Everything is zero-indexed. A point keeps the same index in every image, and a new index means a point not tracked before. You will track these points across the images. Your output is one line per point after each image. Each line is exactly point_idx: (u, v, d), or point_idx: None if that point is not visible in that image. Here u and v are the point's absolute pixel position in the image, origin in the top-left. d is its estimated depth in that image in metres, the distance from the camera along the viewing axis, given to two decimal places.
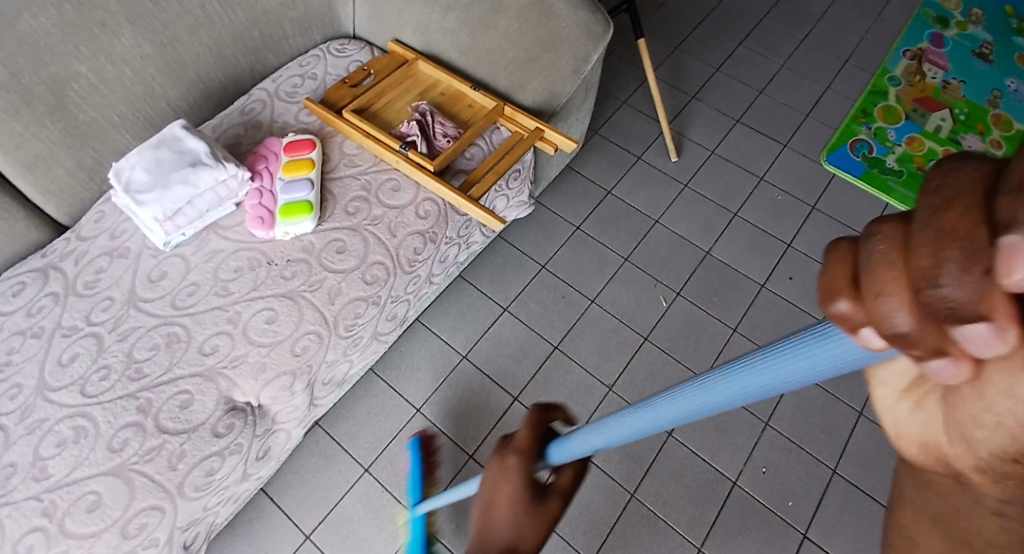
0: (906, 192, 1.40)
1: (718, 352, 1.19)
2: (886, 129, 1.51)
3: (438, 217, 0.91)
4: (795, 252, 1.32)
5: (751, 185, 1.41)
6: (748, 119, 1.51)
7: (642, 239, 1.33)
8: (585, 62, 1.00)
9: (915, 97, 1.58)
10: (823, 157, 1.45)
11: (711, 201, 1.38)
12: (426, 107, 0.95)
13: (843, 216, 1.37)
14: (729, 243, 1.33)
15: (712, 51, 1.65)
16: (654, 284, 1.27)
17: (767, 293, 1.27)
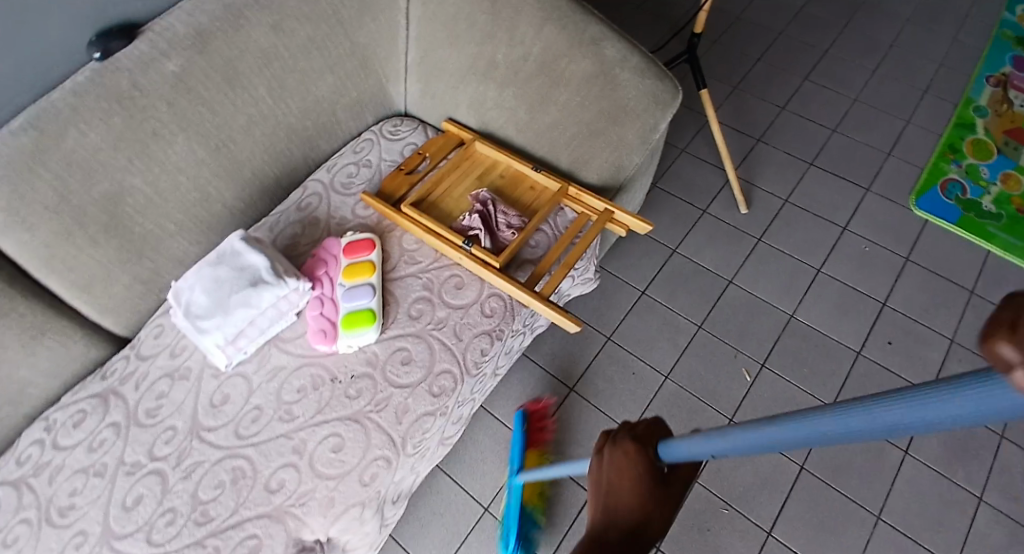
0: (1007, 238, 1.32)
1: None
2: (980, 166, 1.42)
3: (504, 313, 0.86)
4: (890, 311, 1.24)
5: (830, 238, 1.34)
6: (820, 168, 1.44)
7: (715, 304, 1.27)
8: (654, 131, 0.92)
9: (1004, 128, 1.48)
10: (912, 202, 1.38)
11: (788, 257, 1.32)
12: (487, 196, 0.91)
13: (938, 268, 1.29)
14: (814, 304, 1.26)
15: (773, 89, 1.57)
16: (735, 354, 1.21)
17: (864, 361, 1.19)
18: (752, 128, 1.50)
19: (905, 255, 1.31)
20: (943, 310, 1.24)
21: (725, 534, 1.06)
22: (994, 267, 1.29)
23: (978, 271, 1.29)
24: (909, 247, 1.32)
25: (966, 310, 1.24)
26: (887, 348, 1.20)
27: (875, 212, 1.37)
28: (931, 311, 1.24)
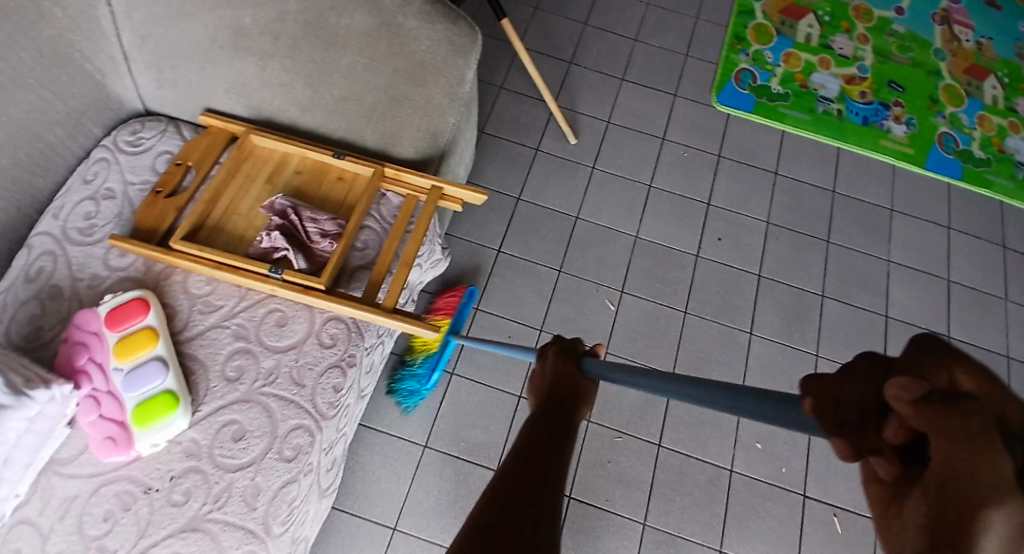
0: (795, 115, 1.42)
1: (677, 343, 1.15)
2: (764, 50, 1.49)
3: (348, 335, 0.71)
4: (717, 210, 1.29)
5: (654, 150, 1.34)
6: (633, 80, 1.42)
7: (569, 243, 1.22)
8: (462, 82, 0.78)
9: (779, 8, 1.56)
10: (714, 99, 1.42)
11: (621, 178, 1.30)
12: (286, 204, 0.74)
13: (747, 157, 1.36)
14: (655, 219, 1.27)
15: (573, 5, 1.50)
16: (596, 287, 1.19)
17: (705, 261, 1.24)
18: (561, 51, 1.44)
19: (721, 150, 1.36)
20: (762, 196, 1.32)
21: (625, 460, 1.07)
22: (792, 143, 1.39)
23: (778, 150, 1.38)
24: (723, 141, 1.37)
25: (777, 189, 1.33)
26: (723, 243, 1.26)
27: (689, 114, 1.40)
28: (750, 199, 1.31)
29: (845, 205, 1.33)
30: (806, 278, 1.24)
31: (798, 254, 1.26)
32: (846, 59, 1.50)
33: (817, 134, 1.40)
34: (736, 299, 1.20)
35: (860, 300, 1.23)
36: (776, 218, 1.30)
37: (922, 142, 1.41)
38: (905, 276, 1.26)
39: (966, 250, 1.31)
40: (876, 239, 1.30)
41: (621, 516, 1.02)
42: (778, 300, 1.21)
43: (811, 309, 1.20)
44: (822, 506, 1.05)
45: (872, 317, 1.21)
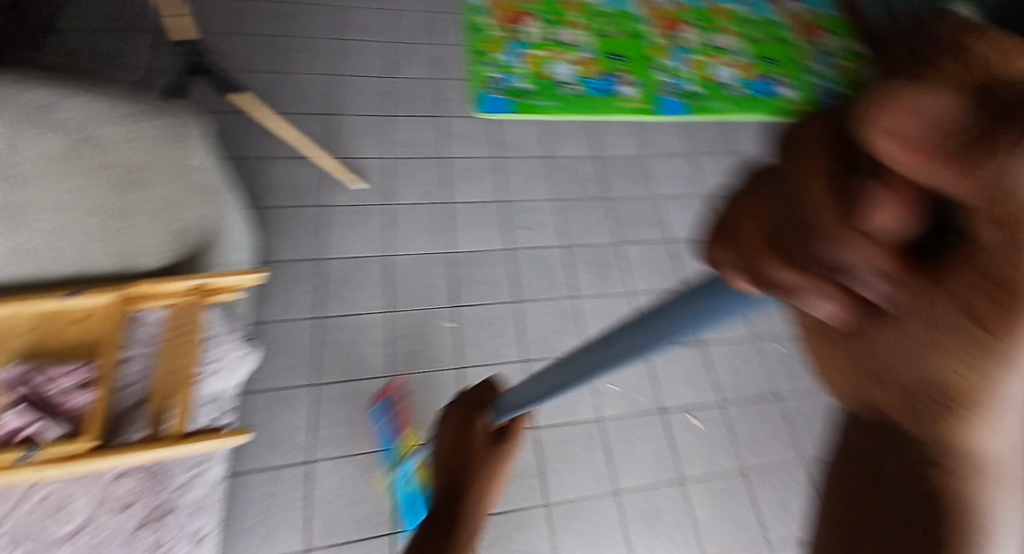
0: (546, 105, 1.55)
1: (519, 331, 1.26)
2: (500, 53, 1.61)
3: (147, 481, 0.75)
4: (509, 205, 1.41)
5: (436, 172, 1.41)
6: (392, 112, 1.48)
7: (386, 283, 1.25)
8: (189, 163, 0.86)
9: (505, 16, 1.69)
10: (473, 110, 1.50)
11: (415, 206, 1.36)
12: (23, 370, 0.76)
13: (516, 151, 1.49)
14: (459, 230, 1.34)
15: (309, 60, 1.51)
16: (427, 314, 1.22)
17: (515, 251, 1.35)
18: (314, 105, 1.44)
19: (492, 152, 1.47)
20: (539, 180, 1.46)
21: None
22: (551, 127, 1.54)
23: (536, 137, 1.52)
24: (490, 142, 1.49)
25: (550, 172, 1.47)
26: (524, 234, 1.38)
27: (453, 126, 1.48)
28: (532, 184, 1.45)
29: (608, 166, 1.52)
30: (596, 238, 1.40)
31: (582, 221, 1.43)
32: (573, 44, 1.67)
33: (570, 117, 1.55)
34: (551, 276, 1.33)
35: (644, 237, 1.43)
36: (558, 196, 1.45)
37: (648, 95, 1.63)
38: (670, 208, 1.50)
39: (705, 172, 1.58)
40: (642, 184, 1.51)
41: (524, 507, 1.14)
42: (583, 261, 1.36)
43: (608, 259, 1.38)
44: (679, 413, 1.29)
45: (658, 244, 1.43)
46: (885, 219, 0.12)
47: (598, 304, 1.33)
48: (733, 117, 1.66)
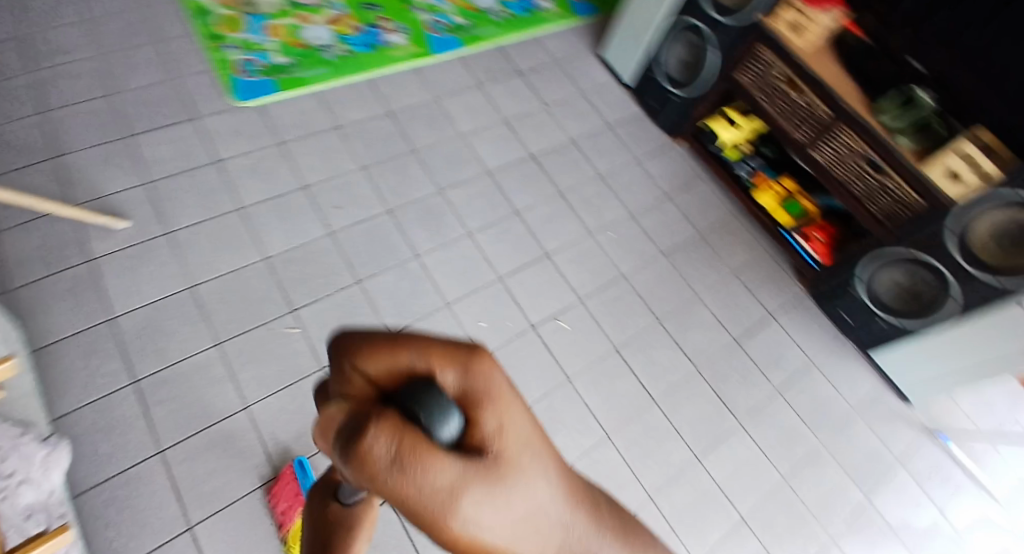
0: (315, 73, 1.85)
1: (352, 312, 1.46)
2: (257, 48, 1.84)
3: None
4: (301, 213, 1.58)
5: (215, 210, 1.51)
6: (143, 158, 1.54)
7: (207, 321, 1.35)
8: None
9: (229, 22, 1.86)
10: (233, 100, 1.71)
11: (209, 242, 1.46)
12: None
13: (284, 168, 1.64)
14: (261, 244, 1.49)
15: (35, 144, 1.49)
16: (266, 327, 1.37)
17: (325, 235, 1.56)
18: (65, 185, 1.45)
19: (253, 168, 1.61)
20: (303, 179, 1.64)
21: None
22: (296, 134, 1.72)
23: (285, 153, 1.67)
24: (247, 160, 1.62)
25: (316, 182, 1.65)
26: (317, 230, 1.56)
27: (205, 154, 1.60)
28: (313, 178, 1.65)
29: (355, 152, 1.75)
30: (376, 219, 1.63)
31: (360, 214, 1.63)
32: (314, 7, 2.02)
33: (327, 87, 1.84)
34: (358, 258, 1.55)
35: (413, 204, 1.71)
36: (328, 190, 1.64)
37: (407, 42, 2.05)
38: (433, 177, 1.78)
39: (445, 135, 1.89)
40: (398, 160, 1.78)
41: None
42: (374, 239, 1.60)
43: (391, 233, 1.62)
44: (547, 323, 1.63)
45: (430, 202, 1.73)
46: (425, 468, 0.22)
47: (398, 268, 1.58)
48: (481, 47, 2.15)
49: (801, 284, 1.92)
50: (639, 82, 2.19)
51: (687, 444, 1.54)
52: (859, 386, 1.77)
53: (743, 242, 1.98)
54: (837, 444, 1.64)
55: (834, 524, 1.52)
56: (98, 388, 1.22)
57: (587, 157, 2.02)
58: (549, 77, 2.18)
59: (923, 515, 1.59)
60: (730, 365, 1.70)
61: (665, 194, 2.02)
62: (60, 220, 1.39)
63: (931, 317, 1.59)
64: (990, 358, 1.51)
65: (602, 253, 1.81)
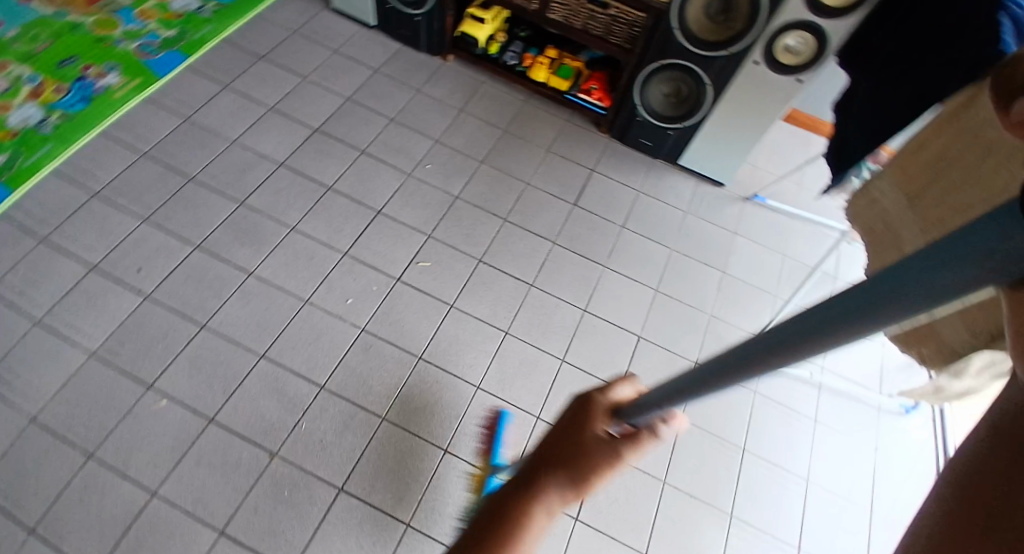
0: (41, 153, 1.68)
1: (216, 354, 1.42)
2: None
3: None
4: (109, 290, 1.47)
5: (12, 334, 1.37)
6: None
7: (69, 438, 1.27)
8: None
9: None
10: None
11: (25, 367, 1.33)
12: None
13: (65, 258, 1.50)
14: (84, 340, 1.39)
15: None
16: (134, 410, 1.32)
17: (150, 299, 1.47)
18: None
19: (28, 278, 1.46)
20: (90, 261, 1.51)
21: (308, 449, 1.35)
22: (57, 219, 1.57)
23: (56, 244, 1.52)
24: (18, 271, 1.47)
25: (108, 254, 1.53)
26: (134, 299, 1.46)
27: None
28: (104, 253, 1.52)
29: (133, 208, 1.62)
30: (192, 259, 1.56)
31: (174, 262, 1.54)
32: (4, 90, 1.80)
33: (64, 160, 1.69)
34: (195, 304, 1.48)
35: (222, 226, 1.63)
36: (125, 258, 1.53)
37: (125, 77, 1.90)
38: (231, 195, 1.70)
39: (219, 150, 1.81)
40: (185, 194, 1.68)
41: (370, 440, 1.38)
42: (202, 277, 1.53)
43: (216, 264, 1.56)
44: (409, 271, 1.67)
45: (239, 216, 1.66)
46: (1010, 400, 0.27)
47: (238, 295, 1.52)
48: (207, 49, 2.04)
49: (604, 132, 2.09)
50: (381, 19, 2.18)
51: (573, 303, 1.69)
52: (684, 191, 2.00)
53: (543, 120, 2.10)
54: (687, 242, 1.88)
55: (709, 303, 1.75)
56: None
57: (370, 108, 2.01)
58: (296, 51, 2.11)
59: (771, 262, 1.88)
60: (579, 225, 1.85)
61: (457, 109, 2.08)
62: None
63: (701, 106, 1.82)
64: (754, 116, 1.77)
65: (428, 187, 1.86)
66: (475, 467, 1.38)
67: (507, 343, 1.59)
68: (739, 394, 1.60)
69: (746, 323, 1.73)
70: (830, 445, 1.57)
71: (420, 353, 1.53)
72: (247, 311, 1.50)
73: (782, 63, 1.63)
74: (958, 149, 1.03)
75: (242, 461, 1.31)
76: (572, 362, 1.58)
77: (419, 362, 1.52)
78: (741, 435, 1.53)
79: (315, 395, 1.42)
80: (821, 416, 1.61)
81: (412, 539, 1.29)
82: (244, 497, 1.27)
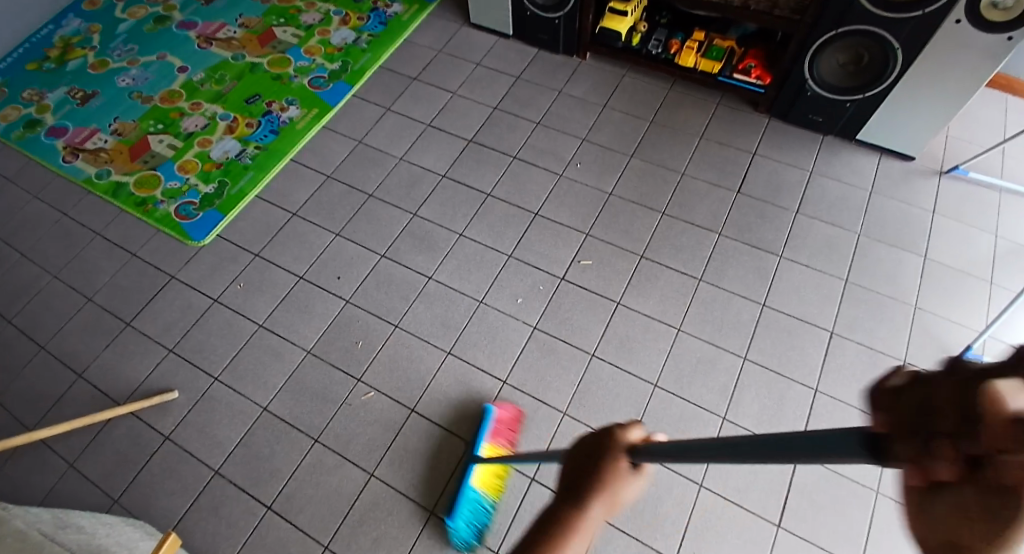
0: (245, 181, 1.92)
1: (409, 353, 1.56)
2: (182, 189, 1.92)
3: None
4: (315, 298, 1.66)
5: (243, 337, 1.61)
6: (151, 333, 1.64)
7: (297, 428, 1.47)
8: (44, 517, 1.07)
9: (144, 182, 1.94)
10: (192, 242, 1.80)
11: (255, 365, 1.56)
12: None
13: (275, 270, 1.72)
14: (299, 342, 1.59)
15: (61, 373, 1.60)
16: (347, 402, 1.49)
17: (349, 304, 1.65)
18: (109, 388, 1.56)
19: (248, 289, 1.69)
20: (297, 272, 1.72)
21: None
22: (263, 238, 1.79)
23: (265, 258, 1.75)
24: (240, 284, 1.70)
25: (309, 265, 1.73)
26: (338, 303, 1.65)
27: (200, 299, 1.69)
28: (307, 266, 1.73)
29: (326, 225, 1.81)
30: (377, 268, 1.71)
31: (363, 271, 1.71)
32: (204, 127, 2.09)
33: (261, 185, 1.92)
34: (385, 308, 1.63)
35: (399, 237, 1.78)
36: (326, 268, 1.72)
37: (304, 109, 2.12)
38: (404, 208, 1.85)
39: (390, 168, 1.96)
40: (365, 209, 1.85)
41: (555, 432, 1.43)
42: (388, 284, 1.68)
43: (398, 272, 1.70)
44: (572, 269, 1.70)
45: (413, 227, 1.80)
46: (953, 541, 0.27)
47: (422, 298, 1.65)
48: (368, 78, 2.21)
49: (764, 112, 1.97)
50: (518, 27, 2.22)
51: (749, 297, 1.61)
52: (864, 169, 1.83)
53: (694, 107, 2.02)
54: (871, 224, 1.72)
55: (912, 293, 1.60)
56: (244, 533, 1.34)
57: (517, 115, 2.07)
58: (443, 68, 2.23)
59: (979, 244, 1.68)
60: (745, 214, 1.76)
61: (603, 105, 2.06)
62: (126, 418, 1.51)
63: (888, 72, 1.65)
64: (959, 74, 1.57)
65: (582, 186, 1.87)
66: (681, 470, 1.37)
67: (680, 338, 1.55)
68: None
69: (950, 312, 1.56)
70: None
71: (592, 351, 1.55)
72: (429, 313, 1.62)
73: (988, 18, 1.44)
74: None
75: (441, 450, 1.42)
76: (754, 359, 1.51)
77: (593, 360, 1.54)
78: None
79: (500, 389, 1.50)
80: None
81: (606, 535, 1.30)
82: (448, 481, 1.38)
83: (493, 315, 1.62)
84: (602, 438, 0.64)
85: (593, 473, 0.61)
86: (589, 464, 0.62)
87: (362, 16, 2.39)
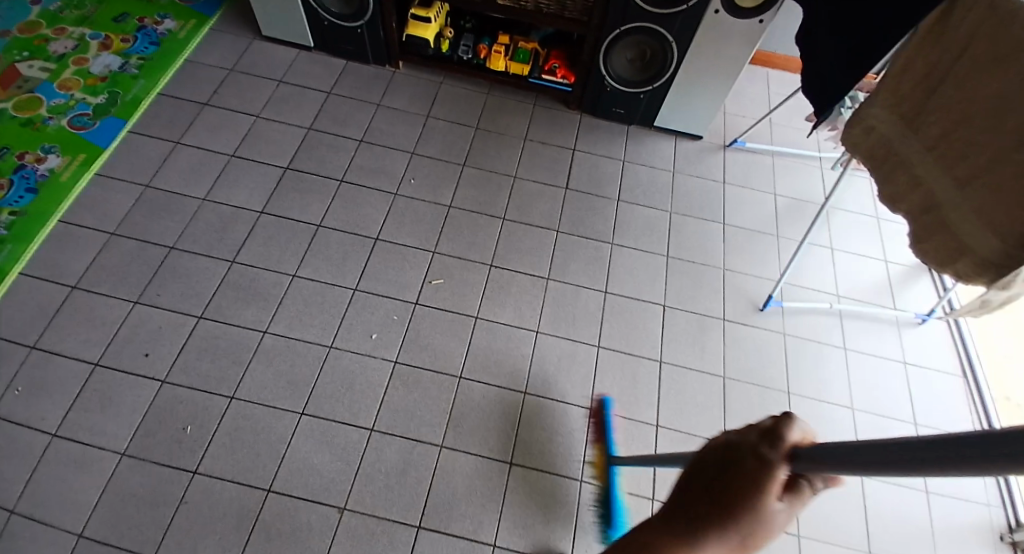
0: (0, 258, 1.59)
1: (247, 424, 1.44)
2: None
3: None
4: (125, 389, 1.46)
5: (34, 456, 1.37)
6: None
7: (126, 543, 1.30)
8: None
9: None
10: None
11: (60, 484, 1.35)
12: None
13: (63, 364, 1.48)
14: (110, 441, 1.40)
15: None
16: (178, 498, 1.35)
17: (167, 384, 1.48)
18: None
19: (27, 394, 1.44)
20: (90, 358, 1.49)
21: (378, 495, 1.37)
22: (37, 327, 1.52)
23: (45, 352, 1.49)
24: (16, 390, 1.44)
25: (105, 349, 1.51)
26: (152, 386, 1.47)
27: None
28: (105, 354, 1.50)
29: (118, 293, 1.58)
30: (193, 337, 1.54)
31: (178, 343, 1.53)
32: None
33: (22, 260, 1.60)
34: (215, 380, 1.49)
35: (215, 297, 1.60)
36: (127, 348, 1.51)
37: (67, 156, 1.79)
38: (221, 260, 1.65)
39: (192, 213, 1.73)
40: (170, 269, 1.63)
41: (435, 467, 1.40)
42: (213, 352, 1.52)
43: (222, 336, 1.55)
44: (424, 290, 1.64)
45: (232, 279, 1.63)
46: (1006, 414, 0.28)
47: (259, 357, 1.52)
48: (145, 108, 1.92)
49: (575, 109, 2.07)
50: (319, 40, 2.08)
51: (592, 288, 1.69)
52: (665, 152, 2.02)
53: (513, 110, 2.06)
54: (680, 201, 1.90)
55: (719, 257, 1.79)
56: None
57: (335, 134, 1.93)
58: (241, 89, 2.00)
59: (765, 204, 1.93)
60: (576, 208, 1.84)
61: (424, 116, 2.01)
62: None
63: (667, 69, 1.84)
64: (726, 63, 1.78)
65: (418, 203, 1.81)
66: (565, 473, 1.41)
67: (540, 340, 1.58)
68: (771, 340, 1.64)
69: (754, 268, 1.77)
70: (860, 368, 1.62)
71: (459, 373, 1.52)
72: (260, 372, 1.50)
73: (742, 8, 1.63)
74: (948, 66, 1.04)
75: (312, 526, 1.33)
76: (608, 346, 1.59)
77: (461, 382, 1.51)
78: (784, 380, 1.58)
79: (368, 438, 1.43)
80: (849, 342, 1.66)
81: None
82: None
83: (344, 360, 1.53)
84: (747, 439, 0.37)
85: (724, 488, 0.35)
86: (704, 483, 0.36)
87: (127, 37, 2.07)
